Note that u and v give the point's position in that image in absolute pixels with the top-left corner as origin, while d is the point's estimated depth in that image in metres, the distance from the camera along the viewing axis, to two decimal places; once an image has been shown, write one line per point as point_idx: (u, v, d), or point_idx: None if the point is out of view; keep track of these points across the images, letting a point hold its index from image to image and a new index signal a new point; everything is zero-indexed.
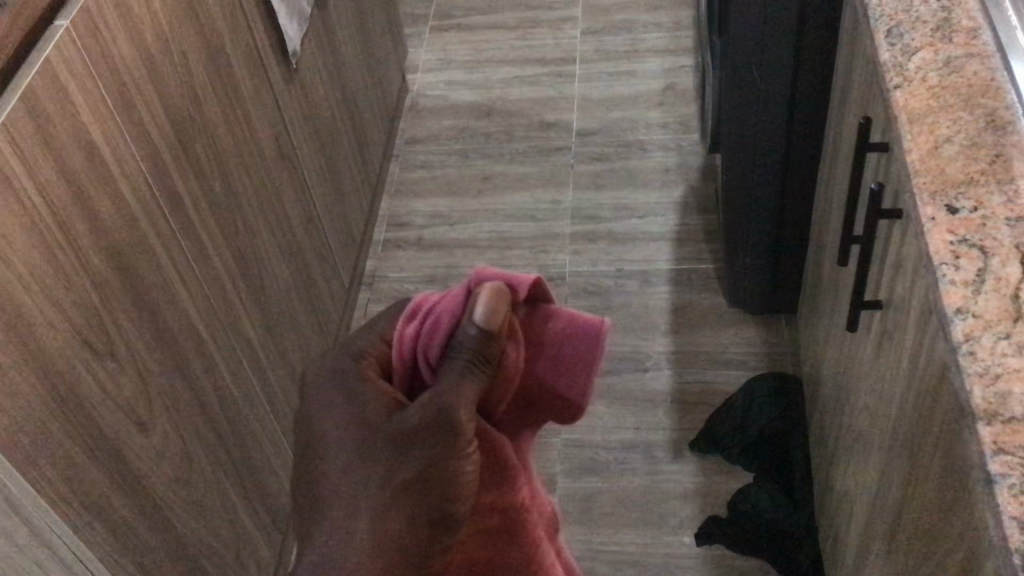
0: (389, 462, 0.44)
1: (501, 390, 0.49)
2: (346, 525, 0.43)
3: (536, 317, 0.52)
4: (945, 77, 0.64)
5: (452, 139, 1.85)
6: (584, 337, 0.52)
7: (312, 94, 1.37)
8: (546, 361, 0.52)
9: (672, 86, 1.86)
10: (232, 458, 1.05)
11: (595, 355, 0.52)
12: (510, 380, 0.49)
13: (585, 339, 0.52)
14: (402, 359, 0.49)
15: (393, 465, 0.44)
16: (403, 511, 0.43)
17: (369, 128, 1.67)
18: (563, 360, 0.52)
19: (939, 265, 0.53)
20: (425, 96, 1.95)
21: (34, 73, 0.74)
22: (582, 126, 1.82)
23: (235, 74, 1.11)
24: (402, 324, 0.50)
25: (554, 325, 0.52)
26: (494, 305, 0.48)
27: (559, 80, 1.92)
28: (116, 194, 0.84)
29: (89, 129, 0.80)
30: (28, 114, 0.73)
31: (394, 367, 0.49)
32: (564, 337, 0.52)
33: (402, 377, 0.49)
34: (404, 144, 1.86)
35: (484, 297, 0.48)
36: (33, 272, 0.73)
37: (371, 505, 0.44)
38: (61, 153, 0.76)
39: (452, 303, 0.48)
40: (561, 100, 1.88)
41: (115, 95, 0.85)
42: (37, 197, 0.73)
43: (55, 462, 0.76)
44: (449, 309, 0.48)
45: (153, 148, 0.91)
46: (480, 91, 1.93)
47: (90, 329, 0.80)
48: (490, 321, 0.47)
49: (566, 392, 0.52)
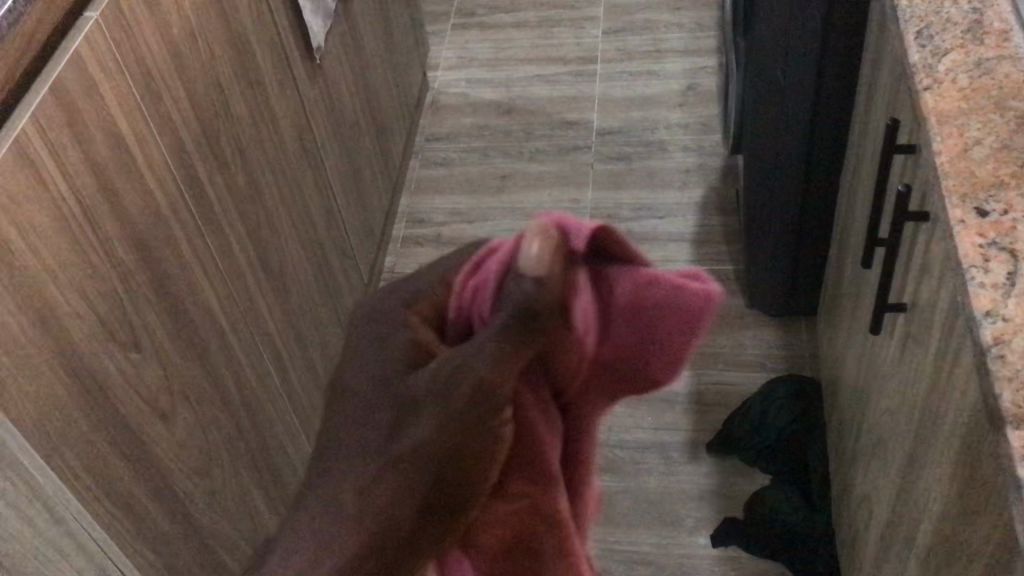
0: (393, 431, 0.40)
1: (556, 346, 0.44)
2: (334, 493, 0.40)
3: (630, 277, 0.45)
4: (975, 78, 0.64)
5: (472, 137, 1.85)
6: (677, 305, 0.46)
7: (334, 89, 1.37)
8: (635, 333, 0.46)
9: (694, 86, 1.85)
10: (251, 451, 1.05)
11: (684, 324, 0.47)
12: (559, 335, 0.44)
13: (678, 306, 0.46)
14: (459, 309, 0.43)
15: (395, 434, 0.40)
16: (395, 489, 0.39)
17: (390, 125, 1.67)
18: (651, 332, 0.47)
19: (968, 268, 0.53)
20: (445, 94, 1.96)
21: (64, 65, 0.74)
22: (603, 125, 1.82)
23: (260, 69, 1.11)
24: (471, 258, 0.44)
25: (647, 287, 0.45)
26: (555, 248, 0.40)
27: (580, 79, 1.92)
28: (142, 186, 0.84)
29: (117, 121, 0.81)
30: (58, 106, 0.73)
31: (451, 317, 0.43)
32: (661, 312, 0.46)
33: (457, 329, 0.43)
34: (424, 141, 1.86)
35: (544, 237, 0.40)
36: (60, 262, 0.74)
37: (363, 475, 0.40)
38: (89, 144, 0.77)
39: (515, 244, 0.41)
40: (582, 99, 1.88)
41: (143, 88, 0.85)
42: (65, 187, 0.74)
43: (79, 452, 0.76)
44: (506, 252, 0.41)
45: (179, 140, 0.91)
46: (501, 89, 1.93)
47: (115, 320, 0.81)
48: (546, 269, 0.39)
49: (647, 361, 0.48)
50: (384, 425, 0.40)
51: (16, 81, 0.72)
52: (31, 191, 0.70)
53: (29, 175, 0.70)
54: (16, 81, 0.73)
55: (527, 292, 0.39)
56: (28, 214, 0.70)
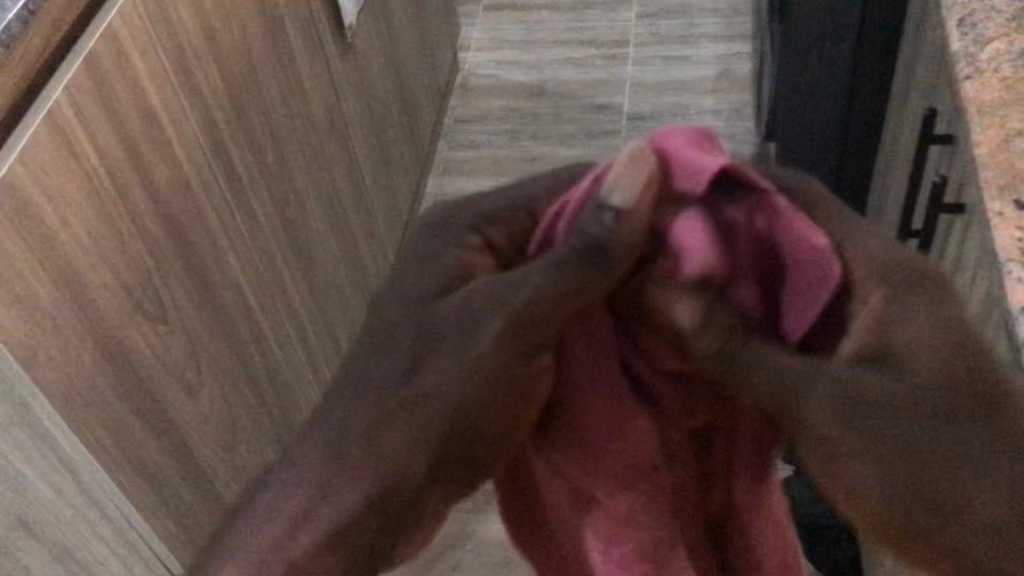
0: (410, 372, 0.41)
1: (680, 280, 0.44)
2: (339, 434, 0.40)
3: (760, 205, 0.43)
4: (1019, 69, 0.63)
5: (501, 119, 1.84)
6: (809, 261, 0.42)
7: (365, 68, 1.37)
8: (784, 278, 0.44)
9: (726, 72, 1.83)
10: (275, 427, 1.06)
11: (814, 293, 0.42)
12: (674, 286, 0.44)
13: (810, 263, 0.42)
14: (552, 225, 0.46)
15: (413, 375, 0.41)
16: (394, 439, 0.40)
17: (419, 105, 1.67)
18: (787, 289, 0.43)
19: (1005, 262, 0.52)
20: (475, 75, 1.95)
21: (98, 38, 0.75)
22: (634, 109, 1.80)
23: (291, 46, 1.11)
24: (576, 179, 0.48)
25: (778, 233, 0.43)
26: (637, 176, 0.42)
27: (612, 62, 1.91)
28: (172, 159, 0.85)
29: (148, 95, 0.81)
30: (90, 80, 0.74)
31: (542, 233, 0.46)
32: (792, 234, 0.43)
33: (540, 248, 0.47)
34: (453, 123, 1.86)
35: (627, 162, 0.42)
36: (89, 234, 0.74)
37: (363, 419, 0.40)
38: (121, 118, 0.77)
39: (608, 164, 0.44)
40: (613, 83, 1.86)
41: (175, 61, 0.86)
42: (97, 160, 0.74)
43: (105, 424, 0.77)
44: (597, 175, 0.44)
45: (209, 116, 0.91)
46: (532, 72, 1.92)
47: (143, 294, 0.81)
48: (628, 198, 0.42)
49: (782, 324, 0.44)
50: (400, 356, 0.41)
51: (55, 52, 0.73)
52: (63, 164, 0.71)
53: (61, 148, 0.71)
54: (54, 50, 0.73)
55: (605, 227, 0.42)
56: (60, 186, 0.71)
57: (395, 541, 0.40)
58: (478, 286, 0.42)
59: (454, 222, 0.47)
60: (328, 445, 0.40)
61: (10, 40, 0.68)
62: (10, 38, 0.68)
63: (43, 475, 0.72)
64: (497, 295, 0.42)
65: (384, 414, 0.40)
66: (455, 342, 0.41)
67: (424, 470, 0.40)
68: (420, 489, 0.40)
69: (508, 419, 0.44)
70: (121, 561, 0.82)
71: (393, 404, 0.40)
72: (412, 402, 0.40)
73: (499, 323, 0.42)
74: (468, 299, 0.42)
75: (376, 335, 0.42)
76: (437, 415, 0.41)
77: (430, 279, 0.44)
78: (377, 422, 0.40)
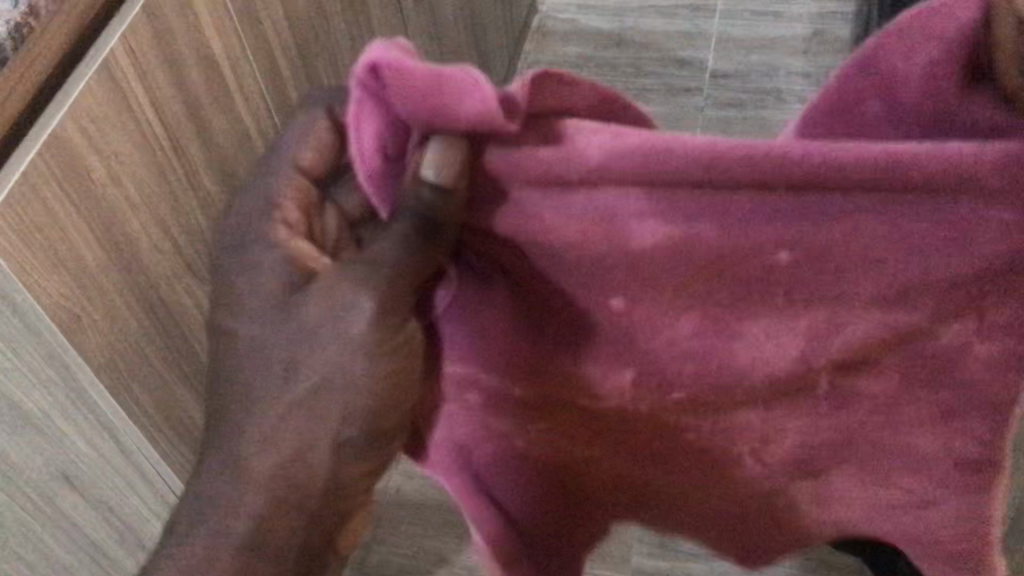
0: (283, 373, 0.55)
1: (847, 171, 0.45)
2: (255, 431, 0.55)
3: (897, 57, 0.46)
4: None
5: (577, 69, 1.76)
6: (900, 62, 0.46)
7: (440, 13, 1.30)
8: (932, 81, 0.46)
9: (820, 32, 1.73)
10: None
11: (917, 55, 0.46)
12: (836, 157, 0.45)
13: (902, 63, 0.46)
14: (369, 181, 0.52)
15: (298, 373, 0.55)
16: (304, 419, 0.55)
17: (493, 50, 1.60)
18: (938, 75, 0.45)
19: None
20: (554, 19, 1.86)
21: None
22: (718, 67, 1.71)
23: None
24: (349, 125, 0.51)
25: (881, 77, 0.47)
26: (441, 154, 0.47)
27: (699, 13, 1.81)
28: (233, 115, 0.80)
29: (212, 46, 0.76)
30: (150, 29, 0.69)
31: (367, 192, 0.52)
32: (887, 48, 0.50)
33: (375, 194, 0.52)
34: (527, 69, 1.79)
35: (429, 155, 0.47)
36: (142, 194, 0.70)
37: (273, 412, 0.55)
38: (181, 70, 0.73)
39: (380, 130, 0.47)
40: (698, 36, 1.77)
41: (243, 12, 0.80)
42: (153, 116, 0.70)
43: (146, 384, 0.76)
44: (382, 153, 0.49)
45: (275, 66, 0.87)
46: (613, 18, 1.83)
47: (196, 255, 0.78)
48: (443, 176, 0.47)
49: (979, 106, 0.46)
50: (285, 358, 0.55)
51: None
52: (118, 120, 0.67)
53: (116, 103, 0.66)
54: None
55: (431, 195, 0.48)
56: (113, 143, 0.67)
57: (330, 525, 0.59)
58: (350, 281, 0.54)
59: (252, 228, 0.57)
60: (235, 451, 0.56)
61: None
62: None
63: (80, 434, 0.71)
64: (396, 266, 0.52)
65: (282, 416, 0.55)
66: (320, 348, 0.54)
67: (311, 471, 0.56)
68: (330, 477, 0.57)
69: (413, 365, 0.56)
70: (157, 517, 0.83)
71: (282, 404, 0.55)
72: (304, 403, 0.55)
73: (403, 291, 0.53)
74: (391, 262, 0.52)
75: (237, 357, 0.56)
76: (327, 419, 0.55)
77: (271, 288, 0.55)
78: (288, 437, 0.55)
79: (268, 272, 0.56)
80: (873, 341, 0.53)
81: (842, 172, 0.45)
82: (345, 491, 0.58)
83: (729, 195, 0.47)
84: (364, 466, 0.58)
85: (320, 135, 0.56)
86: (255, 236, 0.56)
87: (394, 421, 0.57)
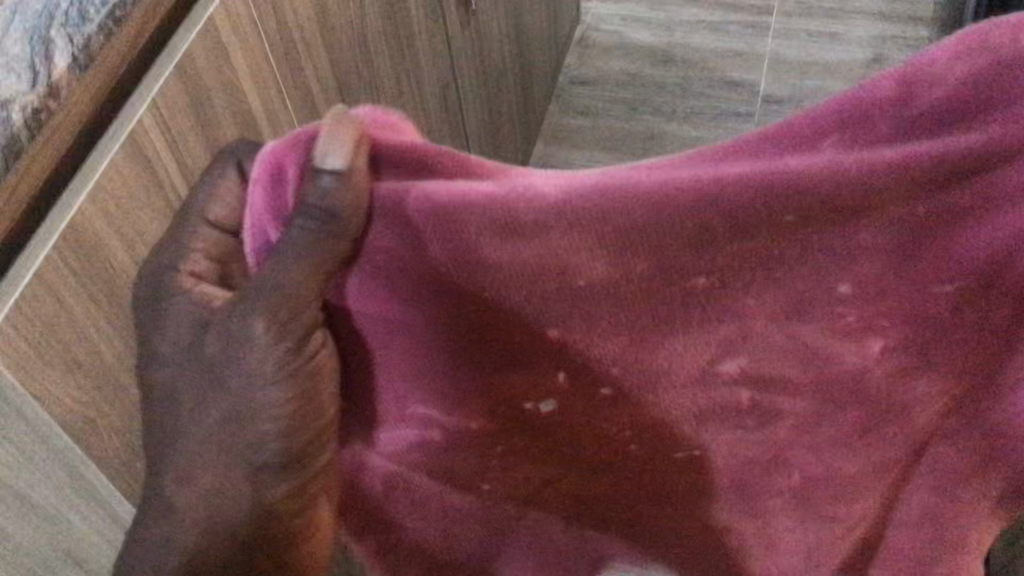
0: (194, 401, 0.52)
1: (820, 145, 0.42)
2: (182, 464, 0.52)
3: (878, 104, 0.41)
4: None
5: (620, 86, 1.68)
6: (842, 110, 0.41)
7: (484, 36, 1.22)
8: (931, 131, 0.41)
9: (879, 57, 1.64)
10: None
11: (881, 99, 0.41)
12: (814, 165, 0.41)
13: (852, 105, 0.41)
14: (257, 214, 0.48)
15: (210, 400, 0.51)
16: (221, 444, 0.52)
17: (534, 66, 1.52)
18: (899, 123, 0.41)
19: None
20: (597, 31, 1.78)
21: (194, 38, 0.61)
22: (770, 90, 1.62)
23: (409, 21, 0.97)
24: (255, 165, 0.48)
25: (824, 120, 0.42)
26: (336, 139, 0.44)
27: (750, 31, 1.72)
28: None
29: (249, 100, 0.69)
30: (184, 90, 0.61)
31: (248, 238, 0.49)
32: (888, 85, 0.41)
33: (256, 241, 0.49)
34: (567, 84, 1.70)
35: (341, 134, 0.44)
36: None
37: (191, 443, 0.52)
38: (215, 131, 0.65)
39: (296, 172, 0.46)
40: (749, 56, 1.68)
41: (280, 54, 0.73)
42: (184, 188, 0.62)
43: None
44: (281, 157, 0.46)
45: (314, 114, 0.79)
46: (659, 33, 1.75)
47: None
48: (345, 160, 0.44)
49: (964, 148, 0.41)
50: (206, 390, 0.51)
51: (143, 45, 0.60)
52: (146, 198, 0.59)
53: (144, 179, 0.58)
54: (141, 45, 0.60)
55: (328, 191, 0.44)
56: (140, 225, 0.59)
57: (269, 542, 0.56)
58: (240, 322, 0.49)
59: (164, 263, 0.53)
60: (172, 488, 0.53)
61: (85, 57, 0.51)
62: (85, 54, 0.51)
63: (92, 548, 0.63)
64: (299, 284, 0.46)
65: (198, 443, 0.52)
66: (228, 378, 0.51)
67: (234, 499, 0.53)
68: (250, 510, 0.54)
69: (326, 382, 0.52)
70: None
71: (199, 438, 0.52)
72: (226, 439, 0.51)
73: (299, 310, 0.47)
74: (282, 282, 0.47)
75: (159, 391, 0.52)
76: (244, 451, 0.52)
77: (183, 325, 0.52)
78: (204, 472, 0.52)
79: (170, 320, 0.52)
80: (828, 367, 0.50)
81: (787, 193, 0.42)
82: (282, 517, 0.56)
83: (669, 226, 0.43)
84: (287, 487, 0.54)
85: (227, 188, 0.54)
86: (162, 273, 0.53)
87: (312, 446, 0.54)
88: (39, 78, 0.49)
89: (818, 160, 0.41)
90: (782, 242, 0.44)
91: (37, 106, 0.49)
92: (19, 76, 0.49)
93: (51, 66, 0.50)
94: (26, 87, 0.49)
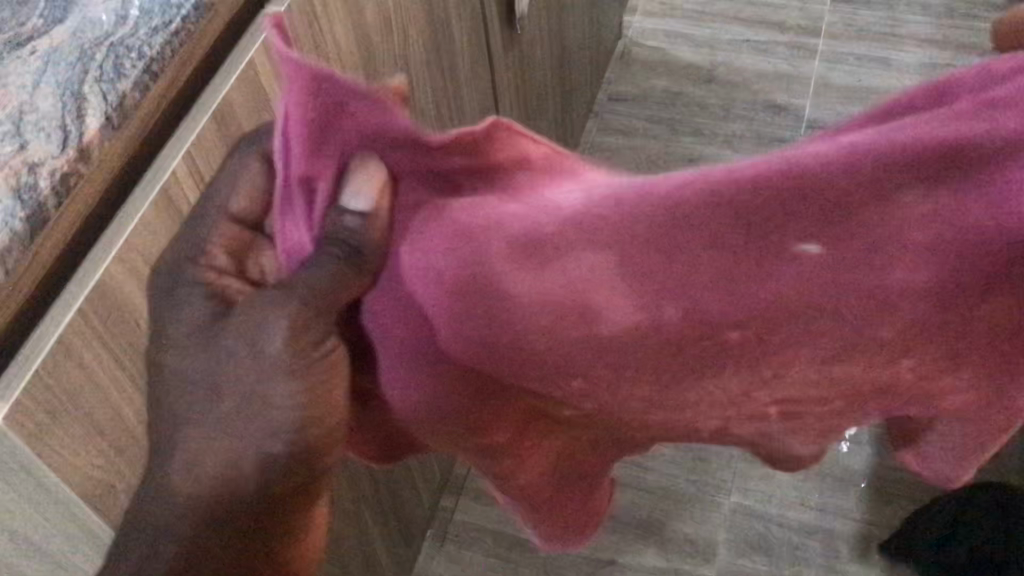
0: (208, 392, 0.49)
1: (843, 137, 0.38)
2: (193, 447, 0.49)
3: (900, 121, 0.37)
4: None
5: (661, 105, 1.64)
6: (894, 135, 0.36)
7: (528, 57, 1.19)
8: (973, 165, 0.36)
9: None
10: (373, 476, 0.98)
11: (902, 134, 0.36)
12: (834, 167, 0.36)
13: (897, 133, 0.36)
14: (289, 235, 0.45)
15: (221, 392, 0.49)
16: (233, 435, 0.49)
17: (574, 83, 1.49)
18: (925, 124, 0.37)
19: None
20: (640, 46, 1.74)
21: (231, 84, 0.56)
22: (816, 117, 1.58)
23: (455, 47, 0.94)
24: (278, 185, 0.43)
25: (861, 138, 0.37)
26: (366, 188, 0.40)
27: (798, 54, 1.67)
28: None
29: None
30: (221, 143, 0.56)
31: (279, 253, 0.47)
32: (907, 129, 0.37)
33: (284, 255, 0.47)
34: (607, 99, 1.67)
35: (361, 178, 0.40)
36: None
37: (201, 428, 0.49)
38: None
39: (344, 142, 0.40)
40: (796, 80, 1.64)
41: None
42: None
43: None
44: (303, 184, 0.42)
45: None
46: (704, 51, 1.70)
47: None
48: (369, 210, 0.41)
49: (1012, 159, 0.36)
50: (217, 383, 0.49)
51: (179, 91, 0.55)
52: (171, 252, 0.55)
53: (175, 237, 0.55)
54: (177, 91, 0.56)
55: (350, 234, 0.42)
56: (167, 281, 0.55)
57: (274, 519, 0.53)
58: (262, 305, 0.47)
59: (183, 256, 0.51)
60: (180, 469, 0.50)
61: (119, 116, 0.49)
62: (119, 113, 0.49)
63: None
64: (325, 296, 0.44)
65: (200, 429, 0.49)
66: (245, 368, 0.48)
67: (240, 484, 0.50)
68: (258, 491, 0.51)
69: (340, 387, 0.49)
70: None
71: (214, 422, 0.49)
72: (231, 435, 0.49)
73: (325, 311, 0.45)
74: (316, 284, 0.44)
75: (171, 385, 0.49)
76: (256, 436, 0.49)
77: (199, 312, 0.50)
78: (214, 455, 0.49)
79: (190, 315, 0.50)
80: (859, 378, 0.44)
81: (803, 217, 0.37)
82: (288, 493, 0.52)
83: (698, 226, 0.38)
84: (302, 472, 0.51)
85: (251, 181, 0.50)
86: (182, 265, 0.51)
87: (324, 442, 0.50)
88: (69, 139, 0.46)
89: (880, 136, 0.37)
90: (832, 253, 0.38)
91: (66, 170, 0.46)
92: (49, 138, 0.46)
93: (83, 126, 0.47)
94: (55, 151, 0.46)
